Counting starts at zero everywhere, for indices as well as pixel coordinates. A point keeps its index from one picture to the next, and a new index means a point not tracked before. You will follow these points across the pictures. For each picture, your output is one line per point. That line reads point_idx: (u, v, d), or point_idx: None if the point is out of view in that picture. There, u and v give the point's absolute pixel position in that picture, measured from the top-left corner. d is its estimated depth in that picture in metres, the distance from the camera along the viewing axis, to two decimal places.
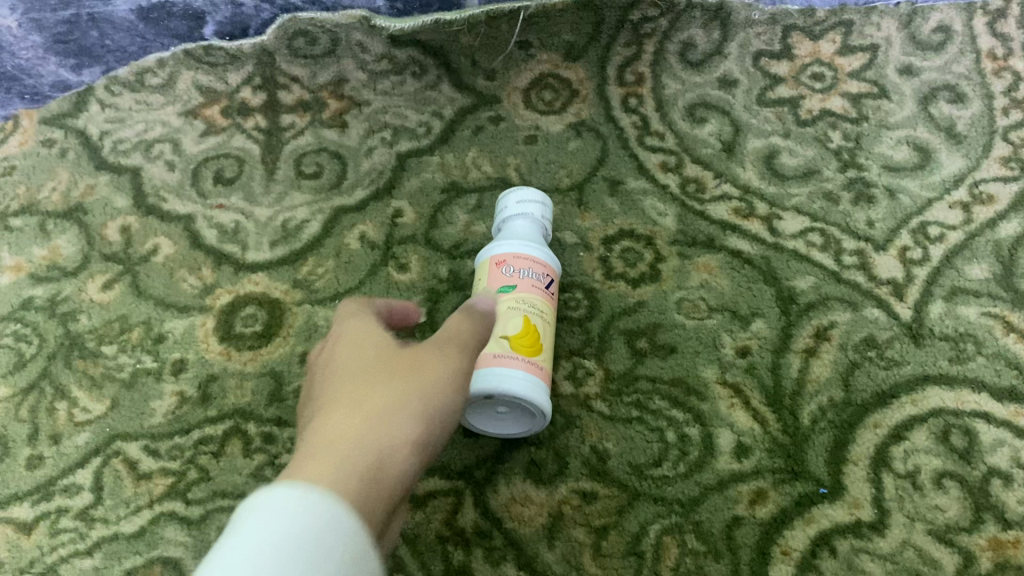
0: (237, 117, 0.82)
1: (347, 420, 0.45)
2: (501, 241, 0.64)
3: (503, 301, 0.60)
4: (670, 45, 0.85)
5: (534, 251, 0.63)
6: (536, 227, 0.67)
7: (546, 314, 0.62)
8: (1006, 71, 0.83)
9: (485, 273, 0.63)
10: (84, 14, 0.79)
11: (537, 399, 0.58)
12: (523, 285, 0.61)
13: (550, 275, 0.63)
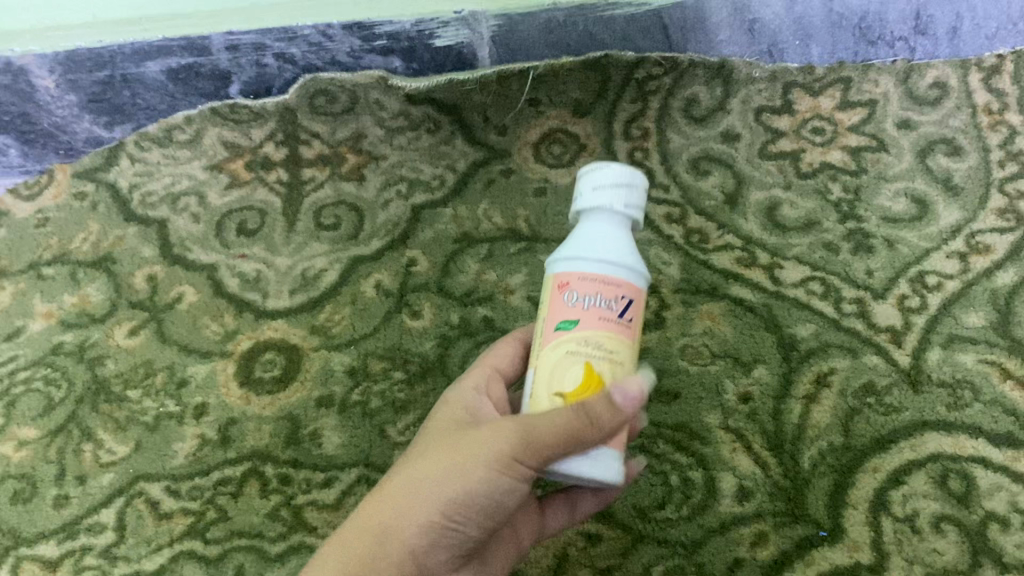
0: (258, 171, 0.85)
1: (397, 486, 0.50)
2: (571, 244, 0.48)
3: (562, 341, 0.46)
4: (674, 101, 0.88)
5: (601, 265, 0.46)
6: (609, 218, 0.48)
7: (617, 348, 0.46)
8: (1002, 125, 0.85)
9: (548, 296, 0.48)
10: (118, 75, 0.83)
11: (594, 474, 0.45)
12: (586, 317, 0.45)
13: (628, 292, 0.46)
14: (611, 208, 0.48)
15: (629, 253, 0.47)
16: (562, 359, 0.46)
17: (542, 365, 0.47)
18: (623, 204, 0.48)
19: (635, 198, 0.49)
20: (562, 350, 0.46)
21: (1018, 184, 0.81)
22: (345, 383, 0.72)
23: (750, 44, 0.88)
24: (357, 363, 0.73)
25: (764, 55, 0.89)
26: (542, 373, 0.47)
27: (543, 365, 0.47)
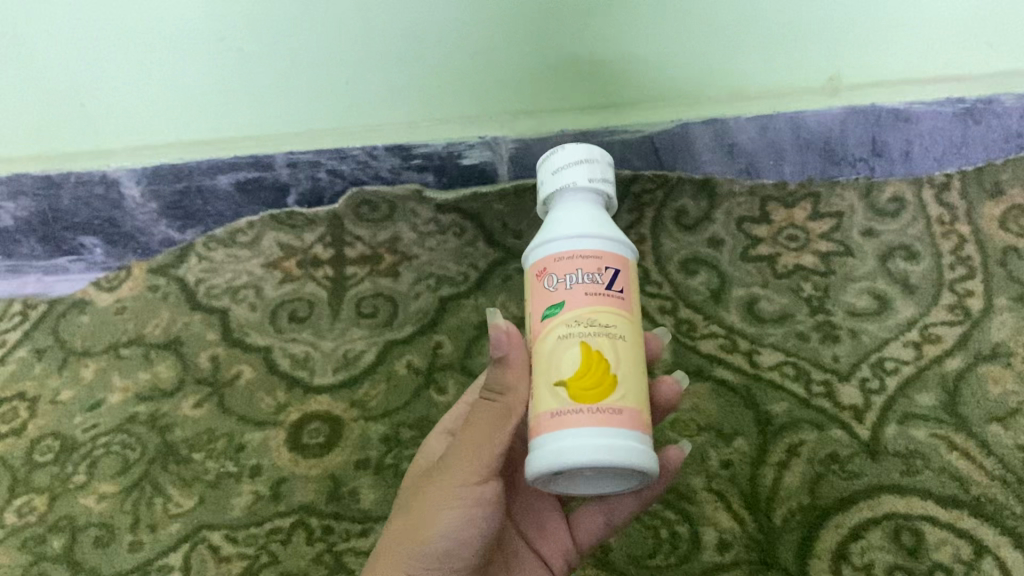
0: (308, 268, 0.99)
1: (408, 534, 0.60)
2: (546, 233, 0.57)
3: (554, 326, 0.54)
4: (666, 211, 1.02)
5: (577, 242, 0.55)
6: (582, 202, 0.59)
7: (611, 323, 0.54)
8: (953, 234, 0.98)
9: (532, 291, 0.56)
10: (193, 186, 0.99)
11: (612, 455, 0.50)
12: (573, 297, 0.54)
13: (609, 264, 0.55)
14: (578, 192, 0.59)
15: (605, 228, 0.56)
16: (559, 344, 0.53)
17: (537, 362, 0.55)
18: (584, 185, 0.59)
19: (597, 175, 0.59)
20: (558, 336, 0.54)
21: (966, 284, 0.94)
22: (379, 448, 0.84)
23: (731, 162, 1.02)
24: (390, 431, 0.85)
25: (742, 173, 1.02)
26: (545, 364, 0.54)
27: (541, 358, 0.54)
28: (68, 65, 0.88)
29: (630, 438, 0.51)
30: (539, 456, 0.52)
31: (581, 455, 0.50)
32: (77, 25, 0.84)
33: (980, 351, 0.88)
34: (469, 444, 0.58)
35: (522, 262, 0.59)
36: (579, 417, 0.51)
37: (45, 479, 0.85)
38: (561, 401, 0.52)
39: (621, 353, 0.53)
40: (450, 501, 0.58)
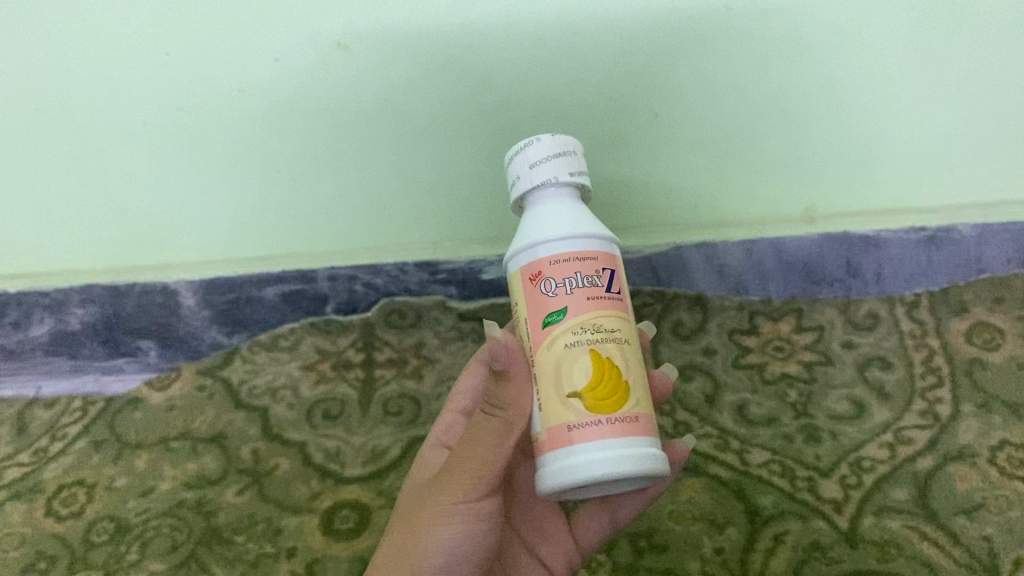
0: (341, 370, 1.10)
1: (417, 535, 0.72)
2: (536, 241, 0.66)
3: (558, 335, 0.65)
4: (664, 323, 1.13)
5: (571, 247, 0.66)
6: (564, 200, 0.69)
7: (612, 326, 0.66)
8: (924, 346, 1.08)
9: (528, 297, 0.66)
10: (243, 296, 1.11)
11: (621, 466, 0.61)
12: (575, 302, 0.65)
13: (603, 266, 0.67)
14: (559, 190, 0.70)
15: (592, 228, 0.67)
16: (566, 354, 0.64)
17: (542, 373, 0.66)
18: (565, 179, 0.69)
19: (574, 167, 0.70)
20: (563, 347, 0.65)
21: (935, 392, 1.04)
22: None
23: (721, 280, 1.14)
24: None
25: (732, 290, 1.14)
26: (556, 368, 0.65)
27: (548, 368, 0.65)
28: (147, 190, 1.03)
29: (643, 440, 0.63)
30: (563, 469, 0.62)
31: (603, 468, 0.61)
32: (160, 158, 1.01)
33: (948, 452, 0.97)
34: (473, 458, 0.69)
35: (514, 262, 0.68)
36: (597, 428, 0.63)
37: (101, 557, 0.94)
38: (578, 416, 0.63)
39: (619, 352, 0.65)
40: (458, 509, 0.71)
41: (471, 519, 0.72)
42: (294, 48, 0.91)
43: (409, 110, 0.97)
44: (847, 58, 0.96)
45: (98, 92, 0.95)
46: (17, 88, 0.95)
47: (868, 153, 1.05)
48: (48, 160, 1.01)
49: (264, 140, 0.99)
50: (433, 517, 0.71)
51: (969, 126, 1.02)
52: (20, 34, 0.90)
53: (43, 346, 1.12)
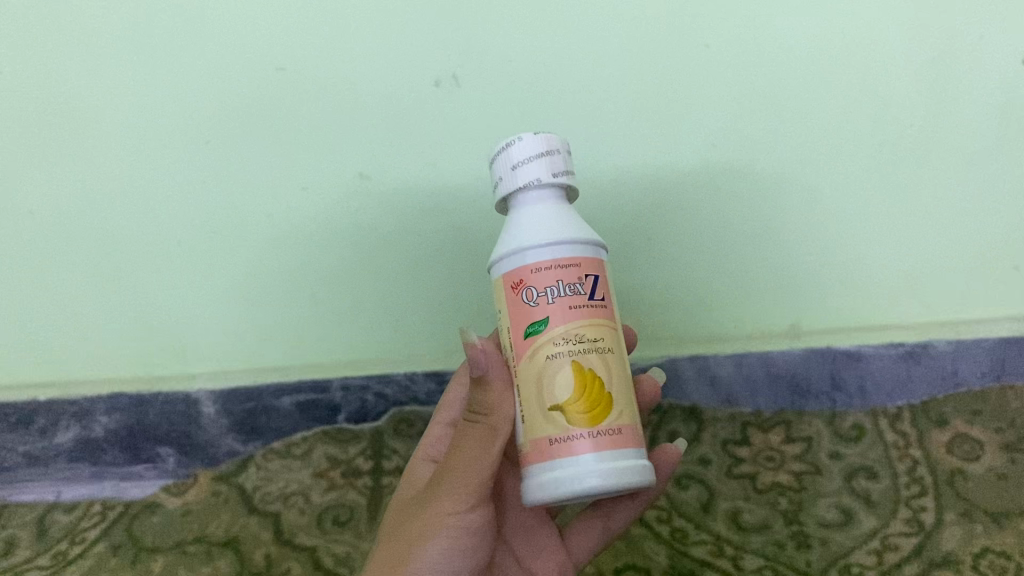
0: (349, 478, 1.15)
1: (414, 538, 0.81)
2: (520, 246, 0.75)
3: (541, 347, 0.74)
4: (660, 434, 1.18)
5: (552, 254, 0.74)
6: (547, 203, 0.77)
7: (592, 338, 0.75)
8: (908, 457, 1.13)
9: (511, 305, 0.76)
10: (259, 405, 1.17)
11: (617, 477, 0.70)
12: (556, 314, 0.74)
13: (584, 273, 0.75)
14: (544, 192, 0.78)
15: (573, 233, 0.75)
16: (548, 366, 0.74)
17: (527, 385, 0.75)
18: (547, 181, 0.77)
19: (556, 168, 0.78)
20: (545, 359, 0.74)
21: (920, 501, 1.09)
22: None
23: (713, 392, 1.19)
24: None
25: (723, 401, 1.19)
26: (544, 377, 0.74)
27: (533, 379, 0.75)
28: (182, 307, 1.14)
29: (627, 451, 0.73)
30: (564, 478, 0.70)
31: (584, 481, 0.70)
32: (194, 282, 1.13)
33: (933, 558, 1.03)
34: (465, 462, 0.80)
35: (500, 267, 0.77)
36: (578, 443, 0.72)
37: None
38: (559, 427, 0.73)
39: (600, 361, 0.74)
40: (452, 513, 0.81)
41: (457, 532, 0.82)
42: (342, 172, 1.07)
43: (437, 230, 1.11)
44: (817, 188, 1.12)
45: (147, 233, 1.11)
46: (97, 205, 1.09)
47: (842, 274, 1.17)
48: (103, 272, 1.12)
49: (303, 256, 1.12)
50: (424, 526, 0.81)
51: (927, 254, 1.16)
52: (115, 155, 1.06)
53: (67, 452, 1.16)
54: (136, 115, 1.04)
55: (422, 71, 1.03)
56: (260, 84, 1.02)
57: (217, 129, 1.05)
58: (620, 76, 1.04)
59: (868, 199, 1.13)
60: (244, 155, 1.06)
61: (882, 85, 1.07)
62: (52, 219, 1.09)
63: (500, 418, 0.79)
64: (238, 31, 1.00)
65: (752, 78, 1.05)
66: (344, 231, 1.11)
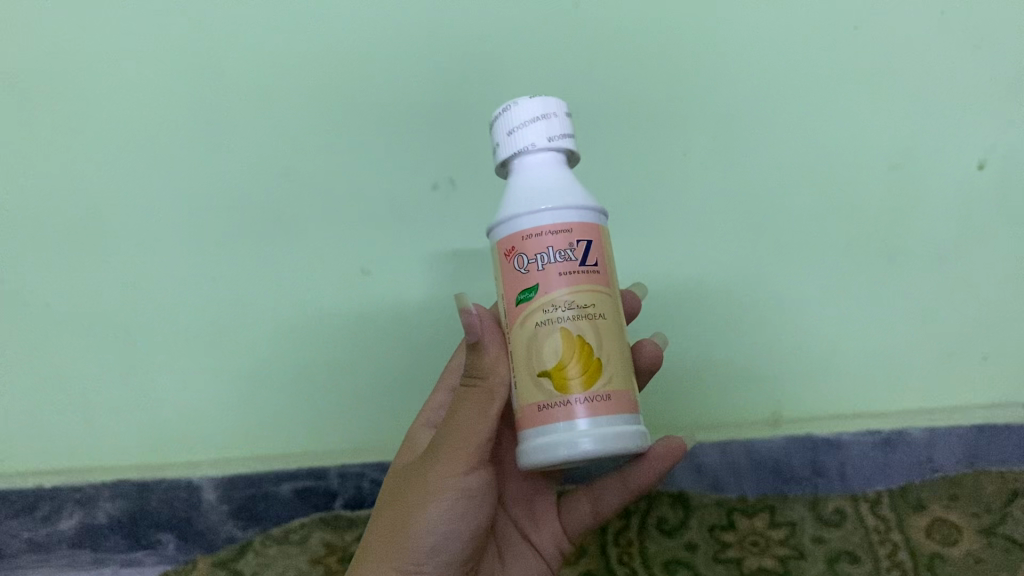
0: (346, 564, 1.17)
1: (415, 500, 0.88)
2: (516, 209, 0.79)
3: (532, 312, 0.79)
4: (649, 520, 1.21)
5: (546, 218, 0.78)
6: (543, 167, 0.82)
7: (583, 302, 0.79)
8: (888, 541, 1.18)
9: (505, 271, 0.80)
10: (259, 492, 1.19)
11: (603, 441, 0.75)
12: (547, 281, 0.78)
13: (577, 238, 0.79)
14: (543, 156, 0.83)
15: (565, 196, 0.79)
16: (538, 332, 0.78)
17: (520, 348, 0.80)
18: (543, 146, 0.82)
19: (553, 133, 0.82)
20: (536, 326, 0.79)
21: None
22: None
23: (699, 478, 1.22)
24: None
25: (709, 487, 1.22)
26: (538, 342, 0.79)
27: (525, 345, 0.80)
28: (191, 398, 1.20)
29: (615, 415, 0.77)
30: (554, 444, 0.76)
31: (572, 446, 0.75)
32: (205, 375, 1.20)
33: None
34: (462, 426, 0.86)
35: (498, 231, 0.82)
36: (569, 408, 0.77)
37: None
38: (548, 394, 0.78)
39: (592, 326, 0.78)
40: (449, 477, 0.87)
41: (457, 494, 0.88)
42: (363, 272, 1.19)
43: (439, 321, 1.21)
44: (788, 290, 1.24)
45: (168, 332, 1.20)
46: (123, 314, 1.20)
47: (815, 371, 1.24)
48: (127, 363, 1.20)
49: (313, 347, 1.20)
50: (425, 490, 0.88)
51: (895, 352, 1.24)
52: (144, 276, 1.19)
53: (68, 539, 1.17)
54: (191, 202, 1.19)
55: (441, 171, 1.19)
56: (303, 171, 1.19)
57: (258, 219, 1.19)
58: (613, 171, 1.22)
59: (834, 298, 1.24)
60: (281, 245, 1.19)
61: (841, 178, 1.22)
62: (96, 311, 1.20)
63: (495, 382, 0.83)
64: (289, 133, 1.18)
65: (727, 175, 1.22)
66: (354, 322, 1.20)
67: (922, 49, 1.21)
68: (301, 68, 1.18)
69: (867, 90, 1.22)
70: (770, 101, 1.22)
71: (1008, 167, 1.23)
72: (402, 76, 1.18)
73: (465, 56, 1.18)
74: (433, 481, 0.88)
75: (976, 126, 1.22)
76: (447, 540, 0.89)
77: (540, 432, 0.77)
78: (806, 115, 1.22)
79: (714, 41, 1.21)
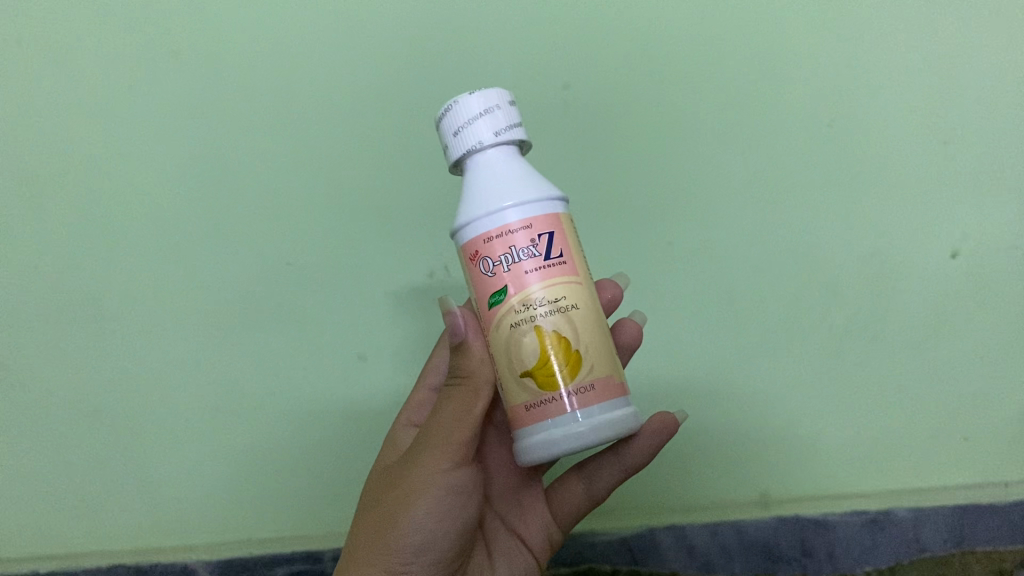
0: None
1: (399, 492, 0.80)
2: (471, 213, 0.72)
3: (506, 316, 0.73)
4: None
5: (504, 219, 0.71)
6: (495, 159, 0.74)
7: (561, 296, 0.72)
8: None
9: (473, 272, 0.74)
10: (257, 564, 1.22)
11: (594, 431, 0.70)
12: (518, 282, 0.72)
13: (539, 231, 0.72)
14: (494, 150, 0.74)
15: (526, 189, 0.72)
16: (515, 334, 0.73)
17: (497, 353, 0.74)
18: (492, 140, 0.73)
19: (499, 124, 0.74)
20: (512, 328, 0.73)
21: None
22: None
23: (690, 558, 1.23)
24: None
25: (700, 566, 1.23)
26: (513, 345, 0.73)
27: (503, 347, 0.74)
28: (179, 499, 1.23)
29: (604, 402, 0.72)
30: (542, 444, 0.71)
31: (565, 442, 0.70)
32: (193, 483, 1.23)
33: None
34: (450, 411, 0.79)
35: (460, 229, 0.74)
36: (559, 404, 0.71)
37: None
38: (534, 395, 0.72)
39: (566, 321, 0.72)
40: (436, 464, 0.79)
41: (444, 488, 0.79)
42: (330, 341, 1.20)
43: None
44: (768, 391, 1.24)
45: (153, 448, 1.22)
46: (104, 429, 1.21)
47: (797, 457, 1.26)
48: (115, 468, 1.22)
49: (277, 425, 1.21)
50: (401, 492, 0.79)
51: (878, 445, 1.25)
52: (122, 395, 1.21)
53: None
54: (154, 275, 1.17)
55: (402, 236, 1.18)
56: (255, 238, 1.17)
57: (231, 297, 1.18)
58: (590, 226, 1.20)
59: (814, 395, 1.24)
60: (250, 316, 1.19)
61: (823, 213, 1.18)
62: (78, 427, 1.21)
63: (479, 377, 0.78)
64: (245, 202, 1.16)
65: (704, 282, 1.21)
66: (327, 394, 1.21)
67: (902, 78, 1.14)
68: (235, 135, 1.14)
69: (842, 114, 1.16)
70: (734, 108, 1.16)
71: (980, 254, 1.19)
72: (355, 119, 1.15)
73: (415, 78, 1.14)
74: (417, 470, 0.79)
75: (955, 148, 1.16)
76: (436, 536, 0.80)
77: (530, 430, 0.72)
78: (770, 185, 1.18)
79: (671, 116, 1.16)
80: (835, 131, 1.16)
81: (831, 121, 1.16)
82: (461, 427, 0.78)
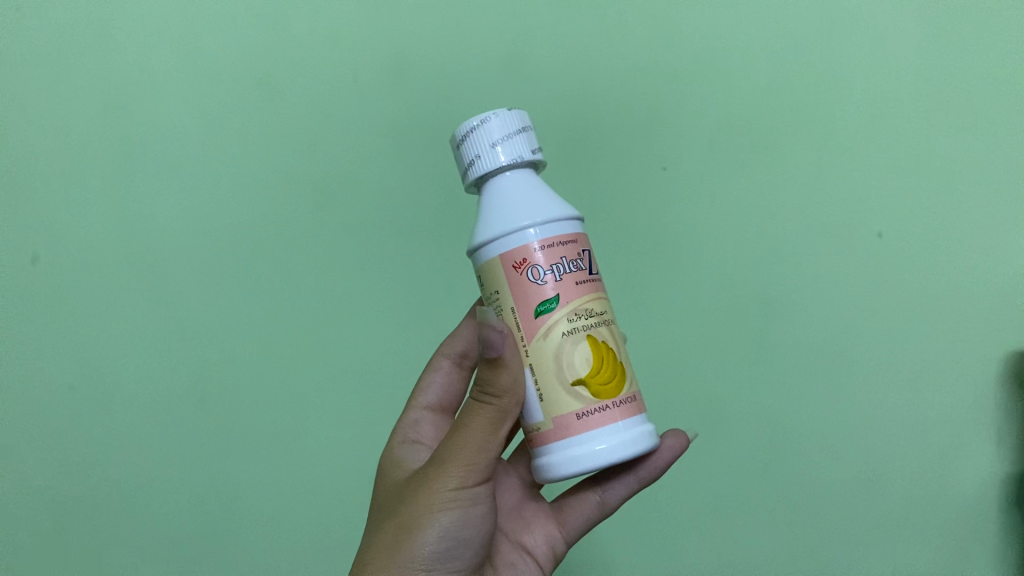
0: None
1: (391, 526, 0.43)
2: (495, 226, 0.42)
3: (552, 325, 0.41)
4: None
5: (552, 231, 0.41)
6: (525, 184, 0.43)
7: (607, 310, 0.43)
8: None
9: (506, 283, 0.41)
10: None
11: (648, 442, 0.41)
12: (569, 289, 0.41)
13: (585, 248, 0.43)
14: (515, 170, 0.44)
15: (561, 202, 0.43)
16: (569, 348, 0.41)
17: (534, 367, 0.42)
18: (528, 160, 0.43)
19: (532, 145, 0.44)
20: (558, 337, 0.41)
21: None
22: None
23: None
24: None
25: None
26: (553, 317, 0.41)
27: (543, 360, 0.41)
28: None
29: (650, 425, 0.43)
30: (587, 456, 0.40)
31: (603, 452, 0.40)
32: None
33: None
34: (473, 428, 0.41)
35: (471, 247, 0.43)
36: (601, 416, 0.41)
37: None
38: (584, 402, 0.41)
39: (617, 335, 0.43)
40: (453, 494, 0.42)
41: (466, 517, 0.42)
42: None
43: None
44: None
45: None
46: None
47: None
48: None
49: None
50: (415, 508, 0.42)
51: None
52: None
53: None
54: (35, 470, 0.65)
55: (326, 460, 0.68)
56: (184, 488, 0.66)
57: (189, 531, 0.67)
58: None
59: None
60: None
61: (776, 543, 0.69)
62: None
63: (516, 397, 0.41)
64: (145, 467, 0.66)
65: None
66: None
67: (898, 402, 0.69)
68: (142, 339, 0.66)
69: (791, 416, 0.68)
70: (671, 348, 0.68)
71: None
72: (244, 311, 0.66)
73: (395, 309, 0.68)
74: (418, 528, 0.42)
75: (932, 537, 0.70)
76: (460, 543, 0.43)
77: (566, 438, 0.41)
78: (704, 490, 0.69)
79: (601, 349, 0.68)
80: (769, 436, 0.69)
81: (757, 403, 0.68)
82: (505, 405, 0.41)
